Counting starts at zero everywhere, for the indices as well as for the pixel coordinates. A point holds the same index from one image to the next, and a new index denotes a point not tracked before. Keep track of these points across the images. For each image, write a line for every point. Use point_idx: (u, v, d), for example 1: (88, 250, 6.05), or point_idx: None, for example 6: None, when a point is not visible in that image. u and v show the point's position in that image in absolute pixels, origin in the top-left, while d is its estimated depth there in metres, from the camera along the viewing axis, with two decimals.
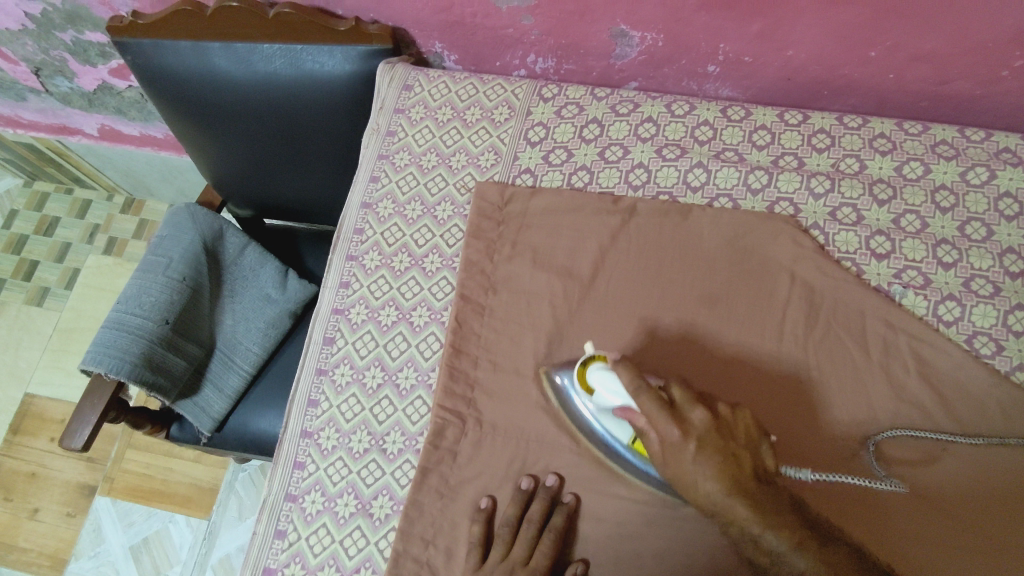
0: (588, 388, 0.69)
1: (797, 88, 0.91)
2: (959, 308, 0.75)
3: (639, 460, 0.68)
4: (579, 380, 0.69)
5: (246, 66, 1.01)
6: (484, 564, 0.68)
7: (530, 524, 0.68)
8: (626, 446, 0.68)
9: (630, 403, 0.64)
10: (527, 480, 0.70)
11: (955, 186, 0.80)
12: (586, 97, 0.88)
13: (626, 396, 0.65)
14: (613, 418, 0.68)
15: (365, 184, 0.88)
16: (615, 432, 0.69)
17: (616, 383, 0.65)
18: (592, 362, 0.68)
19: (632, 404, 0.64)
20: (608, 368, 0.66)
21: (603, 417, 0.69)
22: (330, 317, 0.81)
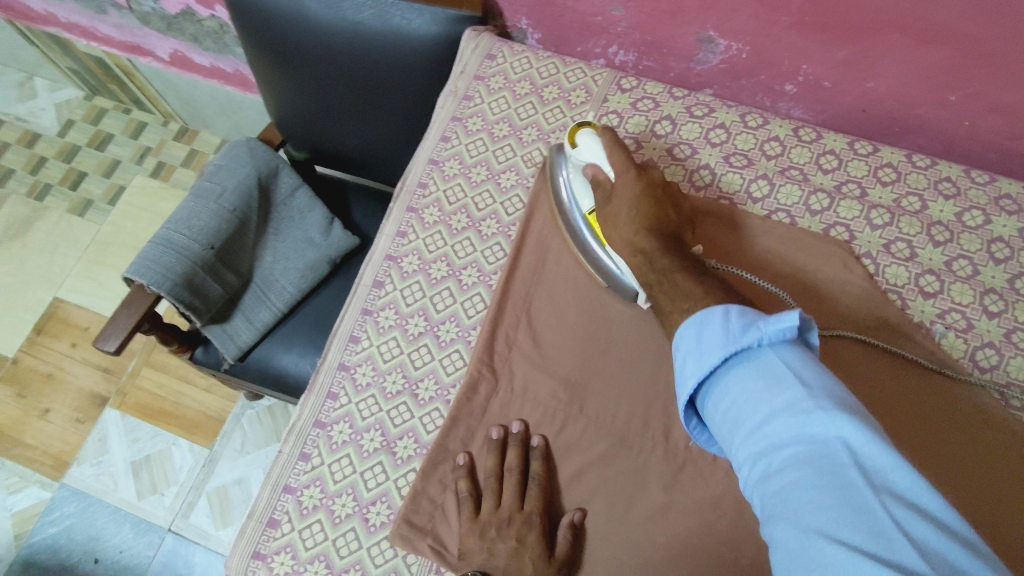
0: (574, 146, 0.78)
1: (870, 122, 0.92)
2: (996, 356, 0.76)
3: (585, 229, 0.78)
4: (568, 138, 0.79)
5: (335, 12, 1.03)
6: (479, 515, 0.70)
7: (512, 470, 0.70)
8: (585, 215, 0.77)
9: (602, 161, 0.74)
10: (498, 430, 0.73)
11: (1012, 240, 0.81)
12: (663, 95, 0.90)
13: (601, 155, 0.75)
14: (584, 181, 0.77)
15: (435, 141, 0.90)
16: (577, 199, 0.78)
17: (598, 144, 0.75)
18: (584, 127, 0.78)
19: (603, 162, 0.74)
20: (596, 134, 0.76)
21: (575, 183, 0.79)
22: (383, 262, 0.83)
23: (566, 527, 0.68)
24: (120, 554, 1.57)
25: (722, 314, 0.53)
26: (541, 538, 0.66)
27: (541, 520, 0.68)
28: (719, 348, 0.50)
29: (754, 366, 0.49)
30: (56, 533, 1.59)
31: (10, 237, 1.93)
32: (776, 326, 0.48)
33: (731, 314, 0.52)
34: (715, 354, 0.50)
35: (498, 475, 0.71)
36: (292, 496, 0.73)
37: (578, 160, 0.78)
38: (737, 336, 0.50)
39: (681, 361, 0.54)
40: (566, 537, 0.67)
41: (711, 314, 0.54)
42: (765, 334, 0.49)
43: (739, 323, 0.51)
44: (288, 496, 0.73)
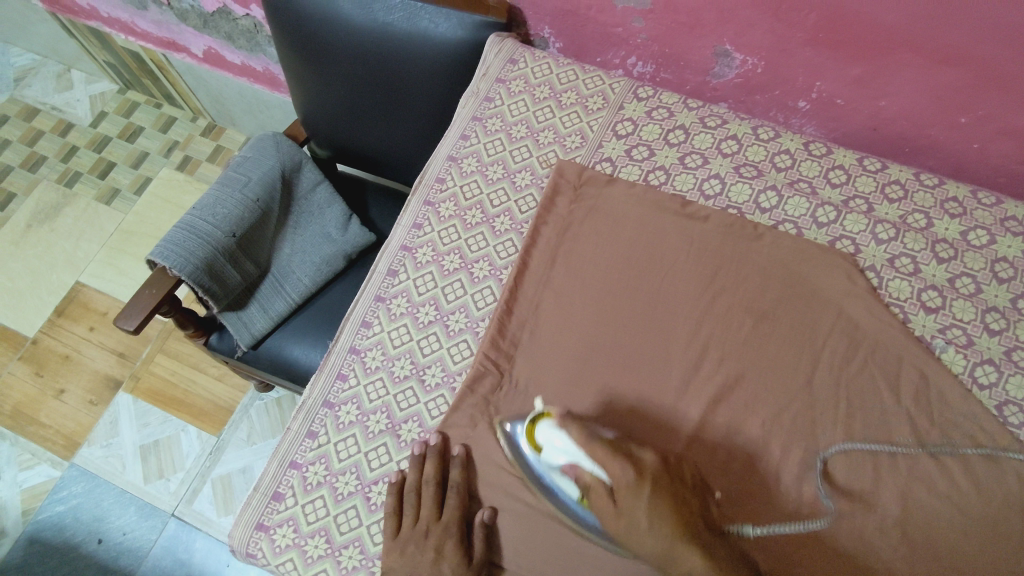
0: (537, 446, 0.68)
1: (881, 140, 0.94)
2: (995, 373, 0.77)
3: (582, 513, 0.67)
4: (527, 440, 0.69)
5: (366, 13, 1.07)
6: (401, 529, 0.70)
7: (427, 483, 0.71)
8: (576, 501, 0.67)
9: (579, 459, 0.64)
10: (418, 445, 0.74)
11: (1016, 261, 0.82)
12: (678, 105, 0.93)
13: (572, 449, 0.65)
14: (563, 476, 0.67)
15: (455, 139, 0.93)
16: (563, 487, 0.67)
17: (565, 439, 0.66)
18: (542, 419, 0.69)
19: (581, 460, 0.64)
20: (557, 424, 0.67)
21: (554, 477, 0.68)
22: (398, 252, 0.86)
23: (477, 527, 0.70)
24: (124, 535, 1.59)
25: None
26: (460, 546, 0.68)
27: (458, 527, 0.70)
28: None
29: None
30: (63, 511, 1.62)
31: (39, 222, 1.98)
32: None
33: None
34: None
35: (417, 489, 0.72)
36: (297, 472, 0.75)
37: (548, 460, 0.68)
38: None
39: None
40: (480, 537, 0.69)
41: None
42: None
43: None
44: (293, 471, 0.75)
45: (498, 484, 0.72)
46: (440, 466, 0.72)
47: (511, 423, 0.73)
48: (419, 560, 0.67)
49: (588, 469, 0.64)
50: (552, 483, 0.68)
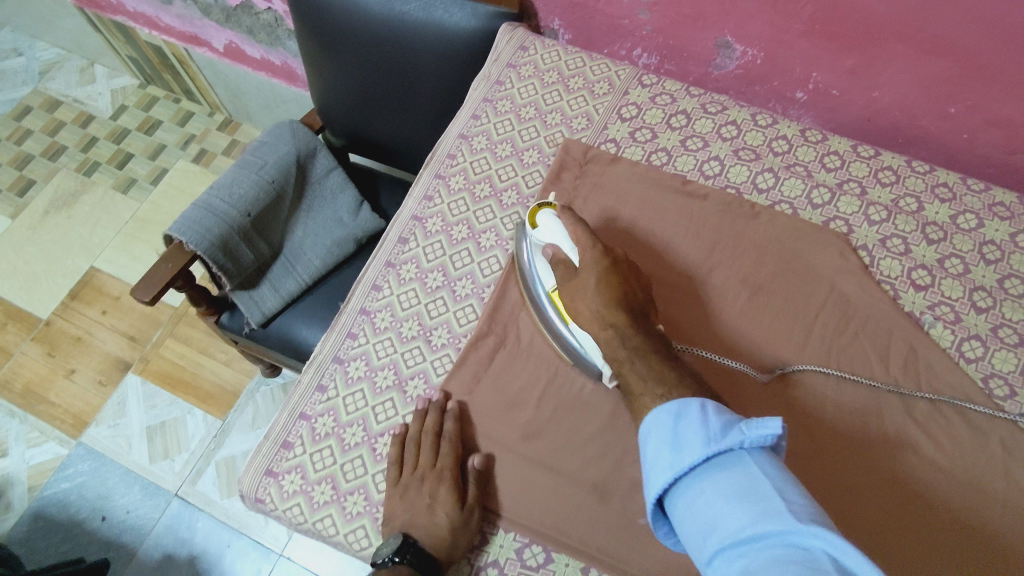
0: (535, 225, 0.80)
1: (875, 131, 0.98)
2: (982, 348, 0.80)
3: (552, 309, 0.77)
4: (529, 219, 0.81)
5: (384, 2, 1.12)
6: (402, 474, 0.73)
7: (427, 432, 0.74)
8: (547, 293, 0.77)
9: (562, 243, 0.76)
10: (422, 401, 0.77)
11: (1003, 244, 0.85)
12: (680, 92, 0.97)
13: (562, 235, 0.76)
14: (545, 262, 0.78)
15: (466, 119, 0.97)
16: (542, 277, 0.78)
17: (558, 224, 0.77)
18: (545, 208, 0.80)
19: (563, 244, 0.76)
20: (555, 214, 0.78)
21: (537, 263, 0.79)
22: (409, 221, 0.90)
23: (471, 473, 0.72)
24: (126, 514, 1.61)
25: (701, 409, 0.54)
26: (456, 489, 0.70)
27: (453, 473, 0.71)
28: (699, 447, 0.51)
29: (729, 470, 0.50)
30: (68, 488, 1.64)
31: (57, 208, 2.03)
32: (758, 430, 0.50)
33: (708, 410, 0.54)
34: (694, 451, 0.51)
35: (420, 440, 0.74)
36: (307, 423, 0.78)
37: (539, 241, 0.79)
38: (717, 437, 0.51)
39: (654, 455, 0.54)
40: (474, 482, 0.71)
41: (688, 408, 0.55)
42: (746, 437, 0.50)
43: (718, 423, 0.53)
44: (303, 422, 0.78)
45: (498, 440, 0.75)
46: (441, 418, 0.75)
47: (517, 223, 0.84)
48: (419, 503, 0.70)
49: (566, 252, 0.76)
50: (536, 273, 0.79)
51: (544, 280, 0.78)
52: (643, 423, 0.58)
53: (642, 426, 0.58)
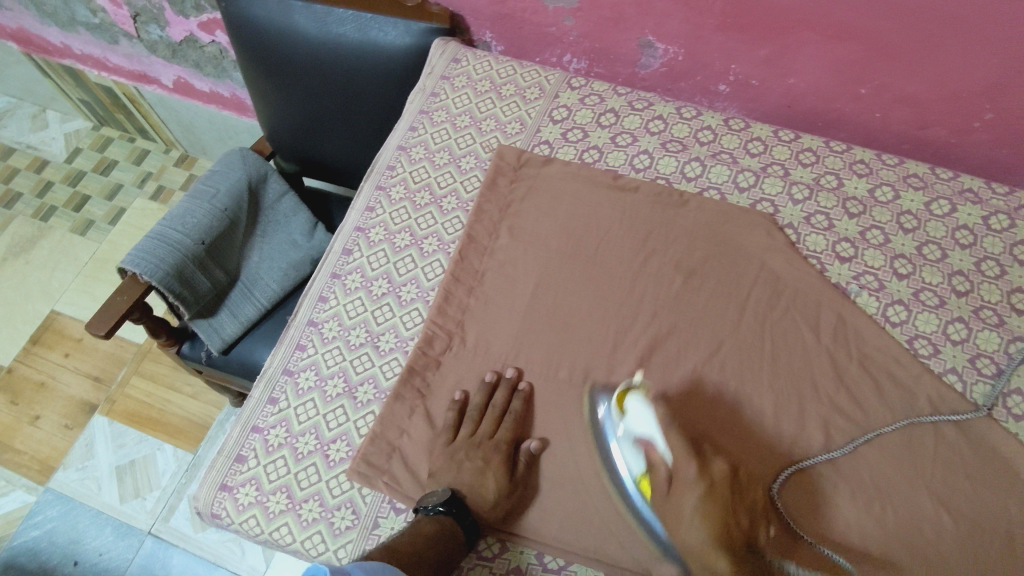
0: (624, 411, 0.74)
1: (796, 116, 1.03)
2: (905, 312, 0.84)
3: (640, 501, 0.71)
4: (617, 404, 0.75)
5: (320, 27, 1.15)
6: (455, 439, 0.77)
7: (495, 406, 0.78)
8: (632, 478, 0.72)
9: (656, 438, 0.70)
10: (491, 374, 0.81)
11: (919, 213, 0.90)
12: (608, 92, 1.01)
13: (655, 427, 0.70)
14: (633, 451, 0.72)
15: (404, 131, 1.00)
16: (628, 463, 0.72)
17: (650, 415, 0.71)
18: (634, 391, 0.74)
19: (657, 440, 0.70)
20: (646, 400, 0.73)
21: (623, 448, 0.73)
22: (353, 233, 0.92)
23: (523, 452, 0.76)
24: (99, 556, 1.58)
25: None
26: (505, 463, 0.74)
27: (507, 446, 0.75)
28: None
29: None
30: (38, 536, 1.61)
31: (14, 255, 2.02)
32: None
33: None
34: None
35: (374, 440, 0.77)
36: (259, 436, 0.79)
37: (627, 431, 0.73)
38: None
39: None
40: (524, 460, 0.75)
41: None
42: None
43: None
44: (255, 435, 0.79)
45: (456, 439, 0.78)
46: (509, 396, 0.79)
47: (600, 400, 0.78)
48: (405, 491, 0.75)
49: (661, 450, 0.69)
50: (621, 459, 0.73)
51: (629, 466, 0.72)
52: None
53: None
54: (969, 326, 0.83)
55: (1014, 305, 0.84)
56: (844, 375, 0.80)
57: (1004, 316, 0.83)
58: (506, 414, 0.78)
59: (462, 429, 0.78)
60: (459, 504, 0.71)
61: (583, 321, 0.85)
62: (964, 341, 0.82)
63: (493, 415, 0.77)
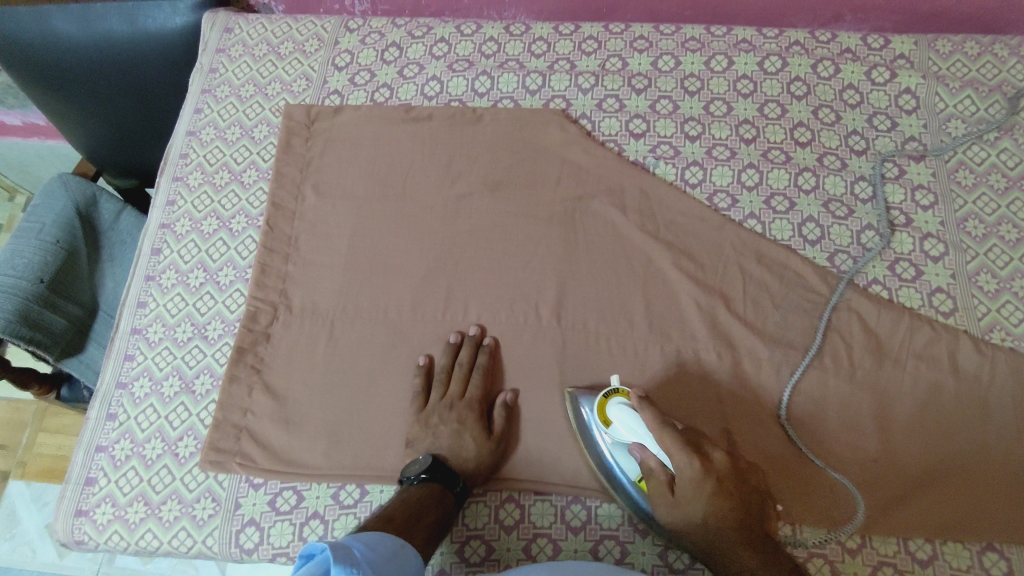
0: (607, 421, 0.70)
1: (579, 9, 1.04)
2: (701, 171, 0.88)
3: (640, 500, 0.70)
4: (600, 415, 0.71)
5: (85, 27, 1.08)
6: (426, 405, 0.77)
7: (460, 366, 0.78)
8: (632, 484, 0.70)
9: (648, 442, 0.67)
10: (455, 334, 0.80)
11: (701, 74, 0.93)
12: (387, 26, 0.98)
13: (645, 434, 0.67)
14: (626, 456, 0.70)
15: (190, 116, 0.96)
16: (622, 467, 0.70)
17: (638, 425, 0.67)
18: (614, 398, 0.71)
19: (649, 443, 0.67)
20: (631, 406, 0.69)
21: (615, 455, 0.70)
22: (158, 231, 0.89)
23: (500, 407, 0.76)
24: None
25: None
26: (481, 420, 0.75)
27: (481, 404, 0.77)
28: None
29: None
30: None
31: None
32: None
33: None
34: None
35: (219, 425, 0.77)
36: (105, 454, 0.78)
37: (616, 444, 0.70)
38: None
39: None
40: (501, 415, 0.75)
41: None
42: None
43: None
44: (101, 454, 0.78)
45: (303, 405, 0.78)
46: (474, 353, 0.79)
47: (581, 404, 0.74)
48: (262, 464, 0.76)
49: (655, 454, 0.66)
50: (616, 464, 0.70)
51: (626, 472, 0.70)
52: None
53: None
54: (760, 169, 0.87)
55: (798, 139, 0.89)
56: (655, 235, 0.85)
57: (790, 152, 0.88)
58: (472, 370, 0.78)
59: (432, 394, 0.77)
60: (443, 470, 0.70)
61: (405, 255, 0.85)
62: (758, 184, 0.87)
63: (462, 376, 0.78)
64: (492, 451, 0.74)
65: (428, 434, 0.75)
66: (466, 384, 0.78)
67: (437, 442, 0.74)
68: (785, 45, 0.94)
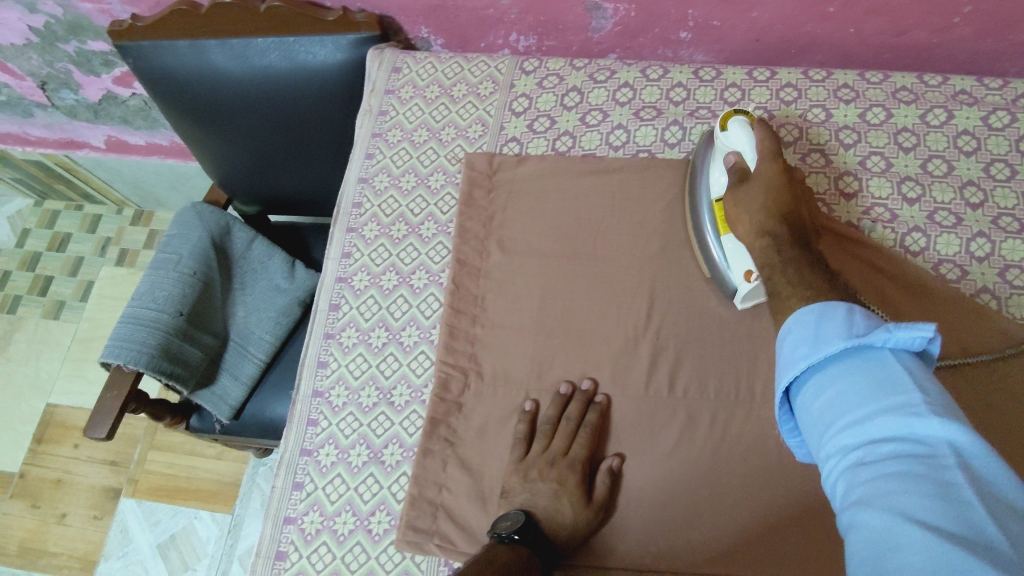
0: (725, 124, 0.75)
1: (766, 49, 0.97)
2: (924, 239, 0.80)
3: (713, 234, 0.76)
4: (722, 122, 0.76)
5: (242, 61, 1.06)
6: (527, 455, 0.74)
7: (569, 420, 0.74)
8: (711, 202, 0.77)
9: (744, 150, 0.73)
10: (565, 385, 0.77)
11: (916, 128, 0.85)
12: (566, 68, 0.93)
13: (747, 143, 0.72)
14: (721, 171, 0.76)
15: (361, 161, 0.93)
16: (715, 179, 0.76)
17: (746, 133, 0.73)
18: (739, 114, 0.75)
19: (745, 151, 0.73)
20: (747, 120, 0.74)
21: (713, 165, 0.77)
22: (335, 285, 0.87)
23: (604, 473, 0.72)
24: None
25: (848, 311, 0.51)
26: (582, 483, 0.70)
27: (584, 465, 0.72)
28: (840, 340, 0.49)
29: (870, 364, 0.47)
30: None
31: None
32: (908, 336, 0.47)
33: (856, 314, 0.51)
34: (834, 343, 0.49)
35: (413, 502, 0.73)
36: (294, 526, 0.75)
37: (724, 147, 0.75)
38: (862, 333, 0.49)
39: (793, 347, 0.53)
40: (605, 482, 0.71)
41: (833, 309, 0.52)
42: (892, 338, 0.47)
43: (862, 325, 0.50)
44: (290, 527, 0.75)
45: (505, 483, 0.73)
46: (582, 409, 0.75)
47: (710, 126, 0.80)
48: (464, 546, 0.71)
49: (746, 161, 0.72)
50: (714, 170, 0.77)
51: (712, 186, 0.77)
52: (783, 328, 0.56)
53: (782, 331, 0.55)
54: (991, 238, 0.79)
55: None
56: (839, 233, 0.80)
57: None
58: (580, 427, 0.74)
59: (535, 445, 0.74)
60: (533, 532, 0.66)
61: (601, 321, 0.80)
62: (990, 255, 0.78)
63: (568, 433, 0.73)
64: (590, 519, 0.69)
65: (526, 489, 0.71)
66: (573, 441, 0.73)
67: (533, 500, 0.70)
68: (1012, 97, 0.85)
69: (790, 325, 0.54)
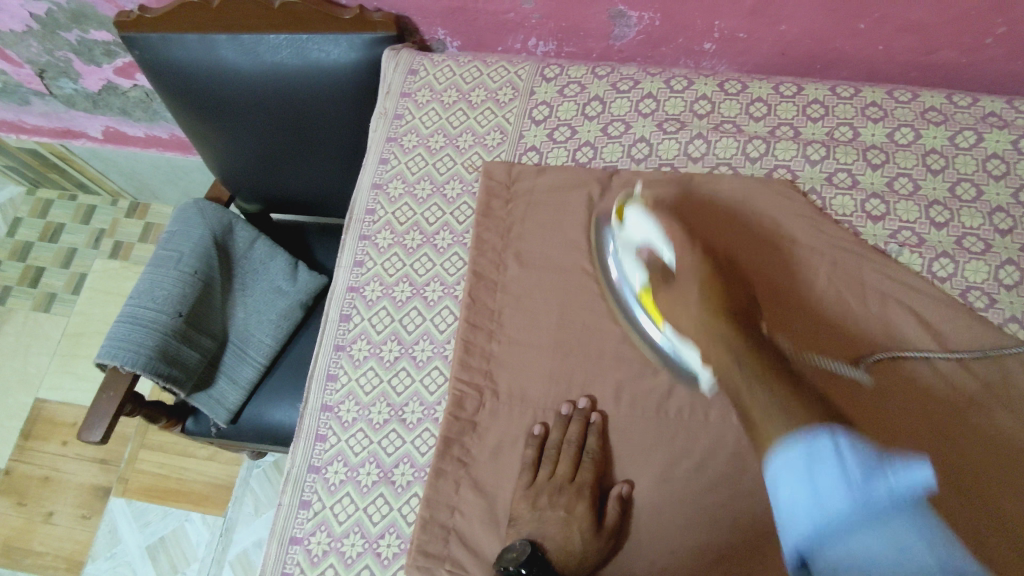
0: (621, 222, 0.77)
1: (792, 63, 0.94)
2: (952, 264, 0.78)
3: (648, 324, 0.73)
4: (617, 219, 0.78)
5: (252, 57, 1.02)
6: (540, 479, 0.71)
7: (570, 444, 0.71)
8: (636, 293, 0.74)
9: (654, 241, 0.73)
10: (566, 405, 0.74)
11: (945, 150, 0.83)
12: (588, 76, 0.91)
13: (653, 230, 0.73)
14: (633, 261, 0.75)
15: (375, 166, 0.91)
16: (630, 278, 0.75)
17: (647, 219, 0.74)
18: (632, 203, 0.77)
19: (656, 242, 0.72)
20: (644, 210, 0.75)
21: (624, 261, 0.76)
22: (346, 295, 0.84)
23: (614, 500, 0.69)
24: None
25: (837, 448, 0.47)
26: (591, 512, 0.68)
27: (593, 491, 0.70)
28: (842, 492, 0.45)
29: (874, 531, 0.44)
30: None
31: None
32: (909, 476, 0.44)
33: (845, 448, 0.47)
34: (837, 505, 0.45)
35: (424, 525, 0.70)
36: (300, 546, 0.73)
37: (627, 237, 0.75)
38: (862, 481, 0.45)
39: (789, 500, 0.48)
40: (615, 510, 0.68)
41: (821, 446, 0.47)
42: (894, 485, 0.44)
43: (859, 465, 0.46)
44: (296, 547, 0.73)
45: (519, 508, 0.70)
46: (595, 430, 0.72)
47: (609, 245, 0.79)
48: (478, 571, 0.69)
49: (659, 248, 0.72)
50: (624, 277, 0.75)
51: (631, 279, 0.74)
52: (766, 469, 0.50)
53: (771, 469, 0.50)
54: (1021, 266, 0.77)
55: None
56: (865, 258, 0.79)
57: None
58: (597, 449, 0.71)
59: (541, 470, 0.72)
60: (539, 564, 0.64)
61: (623, 341, 0.77)
62: (1019, 283, 0.76)
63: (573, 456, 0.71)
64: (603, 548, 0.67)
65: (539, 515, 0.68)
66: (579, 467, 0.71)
67: (545, 528, 0.68)
68: None
69: (774, 467, 0.49)
